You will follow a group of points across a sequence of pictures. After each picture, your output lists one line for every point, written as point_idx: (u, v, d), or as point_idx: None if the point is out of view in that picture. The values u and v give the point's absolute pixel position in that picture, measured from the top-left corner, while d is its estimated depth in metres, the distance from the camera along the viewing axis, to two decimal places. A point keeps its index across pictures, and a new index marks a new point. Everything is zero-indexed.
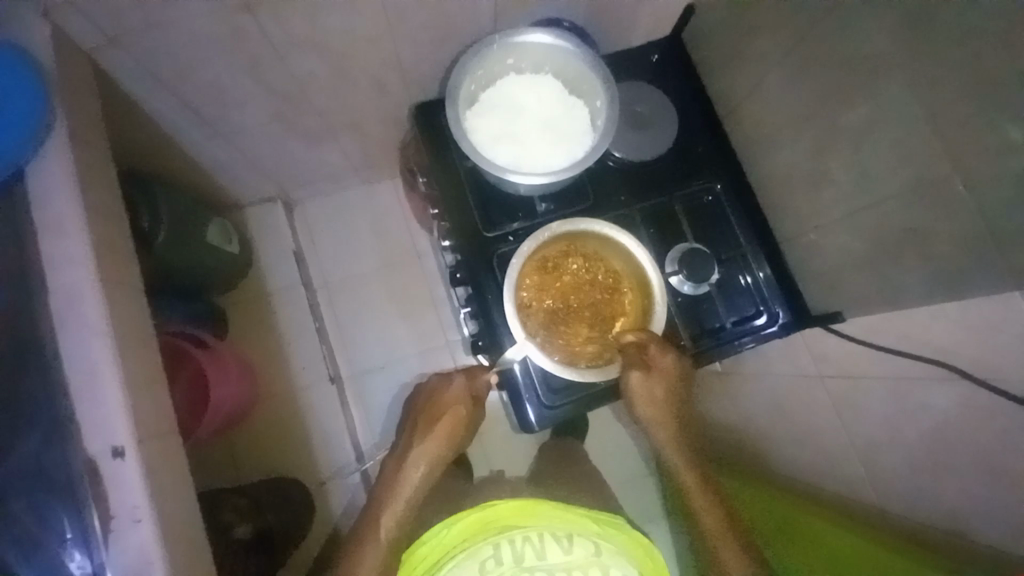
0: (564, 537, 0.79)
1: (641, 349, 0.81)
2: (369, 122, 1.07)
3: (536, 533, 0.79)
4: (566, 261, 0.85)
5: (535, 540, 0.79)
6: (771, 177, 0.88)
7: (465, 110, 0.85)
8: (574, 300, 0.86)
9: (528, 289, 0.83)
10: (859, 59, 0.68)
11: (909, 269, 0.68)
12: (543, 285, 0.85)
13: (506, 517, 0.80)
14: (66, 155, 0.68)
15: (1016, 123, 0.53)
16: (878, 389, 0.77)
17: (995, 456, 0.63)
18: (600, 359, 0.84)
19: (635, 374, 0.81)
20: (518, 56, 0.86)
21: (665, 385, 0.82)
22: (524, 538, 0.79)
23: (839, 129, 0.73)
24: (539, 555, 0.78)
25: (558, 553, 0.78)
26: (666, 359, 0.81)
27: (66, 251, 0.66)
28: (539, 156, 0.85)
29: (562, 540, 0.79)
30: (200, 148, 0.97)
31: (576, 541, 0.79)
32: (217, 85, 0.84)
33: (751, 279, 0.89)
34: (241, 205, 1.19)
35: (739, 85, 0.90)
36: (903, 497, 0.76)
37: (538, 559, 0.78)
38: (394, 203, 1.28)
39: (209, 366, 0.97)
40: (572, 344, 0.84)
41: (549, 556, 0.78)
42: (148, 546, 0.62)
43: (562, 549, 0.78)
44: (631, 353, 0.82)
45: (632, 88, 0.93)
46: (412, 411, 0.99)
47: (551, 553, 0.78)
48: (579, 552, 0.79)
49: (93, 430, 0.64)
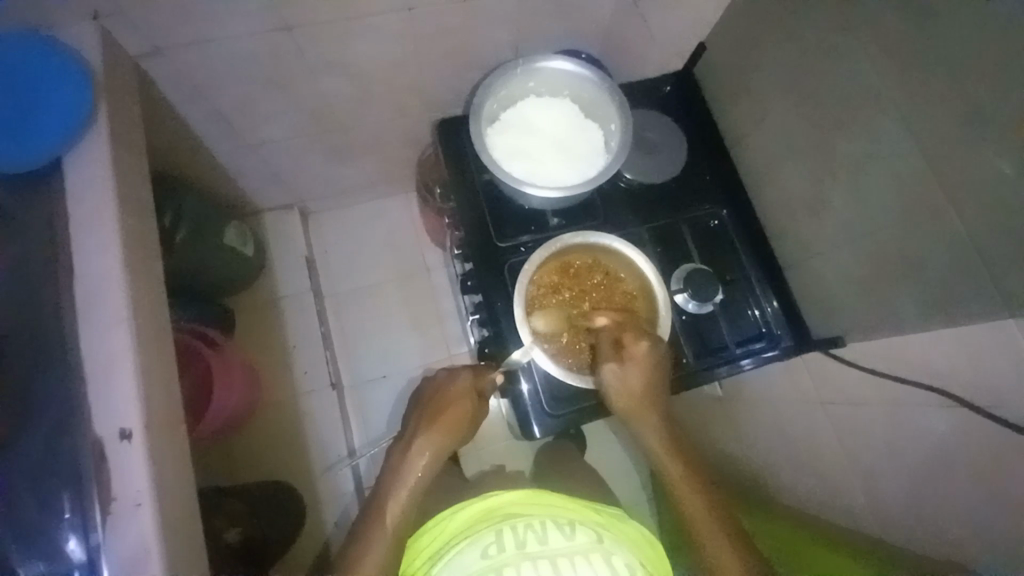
0: (568, 524, 0.64)
1: (614, 338, 0.79)
2: (388, 142, 1.11)
3: (540, 520, 0.64)
4: (589, 274, 0.83)
5: (537, 526, 0.63)
6: (775, 208, 0.86)
7: (485, 127, 0.85)
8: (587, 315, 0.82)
9: (543, 284, 0.82)
10: (860, 98, 0.67)
11: (908, 300, 0.65)
12: (560, 286, 0.83)
13: (510, 502, 0.66)
14: (105, 148, 0.69)
15: (1007, 157, 0.52)
16: (875, 425, 0.71)
17: (994, 486, 0.57)
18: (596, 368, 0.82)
19: (610, 366, 0.77)
20: (538, 80, 0.87)
21: (642, 374, 0.77)
22: (526, 524, 0.63)
23: (841, 163, 0.72)
24: (541, 541, 0.62)
25: (561, 539, 0.62)
26: (640, 347, 0.78)
27: (94, 237, 0.66)
28: (553, 174, 0.84)
29: (566, 526, 0.64)
30: (228, 153, 1.01)
31: (581, 528, 0.64)
32: (246, 99, 0.89)
33: (759, 312, 0.86)
34: (260, 211, 1.23)
35: (743, 117, 0.89)
36: (902, 527, 0.69)
37: (540, 545, 0.62)
38: (408, 215, 1.31)
39: (217, 368, 1.01)
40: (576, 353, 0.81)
41: (551, 542, 0.62)
42: (146, 532, 0.58)
43: (564, 536, 0.63)
44: (606, 345, 0.79)
45: (644, 115, 0.93)
46: (417, 400, 0.87)
47: (554, 539, 0.62)
48: (583, 539, 0.63)
49: (104, 411, 0.61)
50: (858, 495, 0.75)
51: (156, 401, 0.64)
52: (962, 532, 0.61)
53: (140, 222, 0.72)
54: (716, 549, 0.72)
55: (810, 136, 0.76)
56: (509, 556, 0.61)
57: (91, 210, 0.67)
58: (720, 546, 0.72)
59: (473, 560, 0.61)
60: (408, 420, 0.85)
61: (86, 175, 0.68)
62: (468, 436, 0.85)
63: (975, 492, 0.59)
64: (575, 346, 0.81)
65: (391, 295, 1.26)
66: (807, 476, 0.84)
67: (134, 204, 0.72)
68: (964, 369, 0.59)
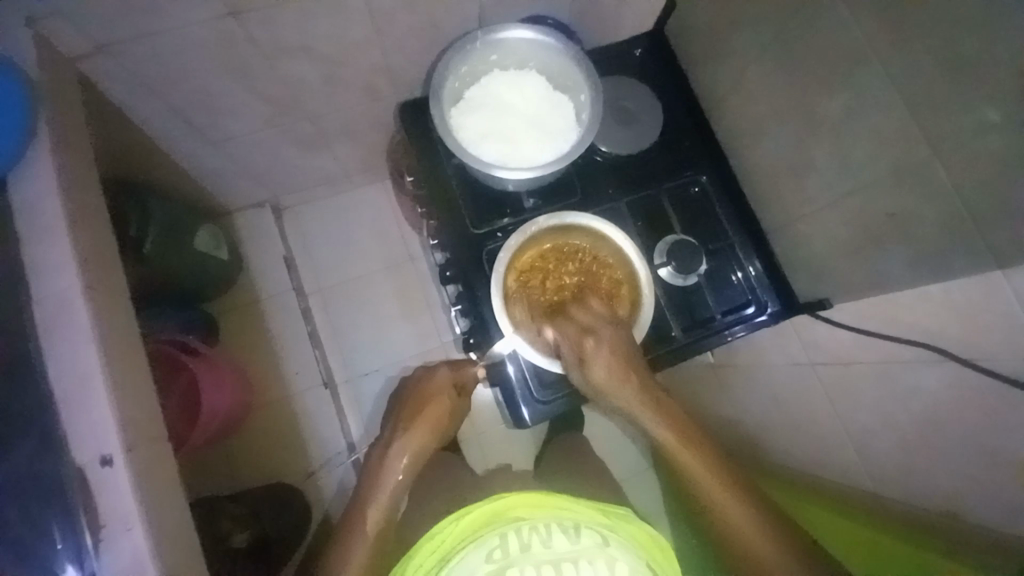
0: (573, 526, 0.64)
1: (576, 342, 0.75)
2: (358, 130, 1.06)
3: (544, 523, 0.64)
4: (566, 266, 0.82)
5: (542, 529, 0.64)
6: (757, 170, 0.84)
7: (449, 108, 0.81)
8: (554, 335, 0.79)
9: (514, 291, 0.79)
10: (841, 49, 0.64)
11: (894, 256, 0.64)
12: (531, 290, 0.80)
13: (518, 504, 0.66)
14: (52, 162, 0.65)
15: (993, 104, 0.50)
16: (867, 385, 0.71)
17: (986, 437, 0.57)
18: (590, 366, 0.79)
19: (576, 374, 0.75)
20: (502, 54, 0.82)
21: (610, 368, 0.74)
22: (531, 526, 0.64)
23: (822, 120, 0.70)
24: (546, 544, 0.62)
25: (565, 542, 0.62)
26: (593, 348, 0.74)
27: (52, 258, 0.63)
28: (525, 152, 0.81)
29: (571, 529, 0.64)
30: (190, 155, 0.97)
31: (586, 531, 0.64)
32: (201, 95, 0.83)
33: (741, 275, 0.85)
34: (230, 211, 1.19)
35: (722, 80, 0.86)
36: (902, 486, 0.68)
37: (544, 548, 0.62)
38: (385, 205, 1.27)
39: (203, 375, 0.98)
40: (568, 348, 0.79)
41: (556, 544, 0.62)
42: (141, 553, 0.57)
43: (569, 540, 0.63)
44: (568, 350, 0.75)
45: (617, 82, 0.89)
46: (398, 401, 0.89)
47: (558, 542, 0.63)
48: (589, 543, 0.63)
49: (82, 437, 0.59)
50: (851, 454, 0.76)
51: (135, 421, 0.62)
52: (956, 483, 0.62)
53: (100, 238, 0.68)
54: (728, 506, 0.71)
55: (791, 94, 0.74)
56: (513, 559, 0.62)
57: (48, 229, 0.63)
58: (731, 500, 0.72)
59: (476, 563, 0.62)
60: (386, 426, 0.86)
61: (37, 192, 0.64)
62: (449, 435, 0.87)
63: (967, 444, 0.59)
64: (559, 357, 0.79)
65: (375, 289, 1.23)
66: (800, 435, 0.85)
67: (93, 219, 0.68)
68: (953, 327, 0.58)
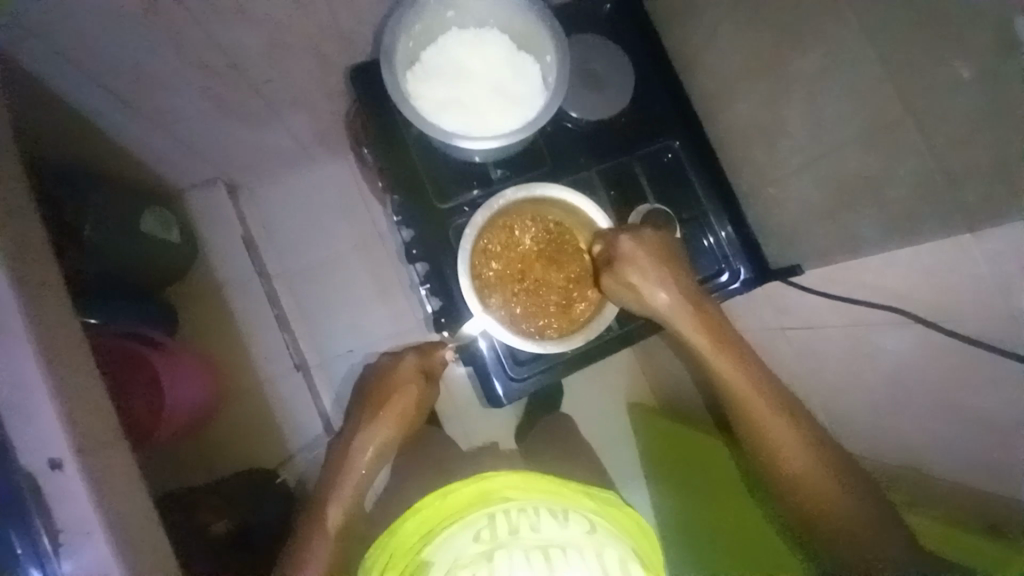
0: (562, 511, 0.64)
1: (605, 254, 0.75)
2: (312, 98, 0.98)
3: (533, 506, 0.64)
4: (527, 234, 0.79)
5: (531, 513, 0.63)
6: (729, 134, 0.82)
7: (404, 72, 0.76)
8: (541, 291, 0.80)
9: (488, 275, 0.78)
10: (815, 3, 0.62)
11: (865, 219, 0.64)
12: (503, 271, 0.79)
13: (509, 484, 0.66)
14: None
15: (966, 60, 0.49)
16: (836, 346, 0.73)
17: (948, 393, 0.59)
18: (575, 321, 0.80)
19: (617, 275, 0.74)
20: (458, 10, 0.76)
21: (654, 258, 0.73)
22: (519, 508, 0.64)
23: (794, 81, 0.68)
24: (535, 528, 0.62)
25: (554, 527, 0.62)
26: (628, 243, 0.74)
27: None
28: (489, 118, 0.76)
29: (560, 514, 0.64)
30: (125, 131, 0.88)
31: (575, 516, 0.64)
32: (131, 64, 0.74)
33: (713, 240, 0.85)
34: (180, 191, 1.10)
35: (694, 38, 0.82)
36: (866, 440, 0.73)
37: (533, 531, 0.62)
38: (348, 180, 1.20)
39: (163, 369, 0.93)
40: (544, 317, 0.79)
41: (545, 529, 0.62)
42: (104, 559, 0.54)
43: (559, 524, 0.62)
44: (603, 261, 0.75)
45: (585, 42, 0.85)
46: (363, 393, 0.86)
47: (547, 526, 0.62)
48: (577, 530, 0.62)
49: (25, 444, 0.55)
50: (821, 412, 0.79)
51: (87, 421, 0.58)
52: (920, 438, 0.65)
53: (26, 226, 0.62)
54: (790, 450, 0.69)
55: (762, 52, 0.71)
56: (501, 542, 0.61)
57: None
58: (795, 442, 0.69)
59: (465, 541, 0.62)
60: (351, 415, 0.85)
61: None
62: (418, 422, 0.86)
63: (926, 398, 0.62)
64: (548, 318, 0.79)
65: (344, 268, 1.19)
66: None
67: (15, 207, 0.61)
68: (922, 287, 0.59)
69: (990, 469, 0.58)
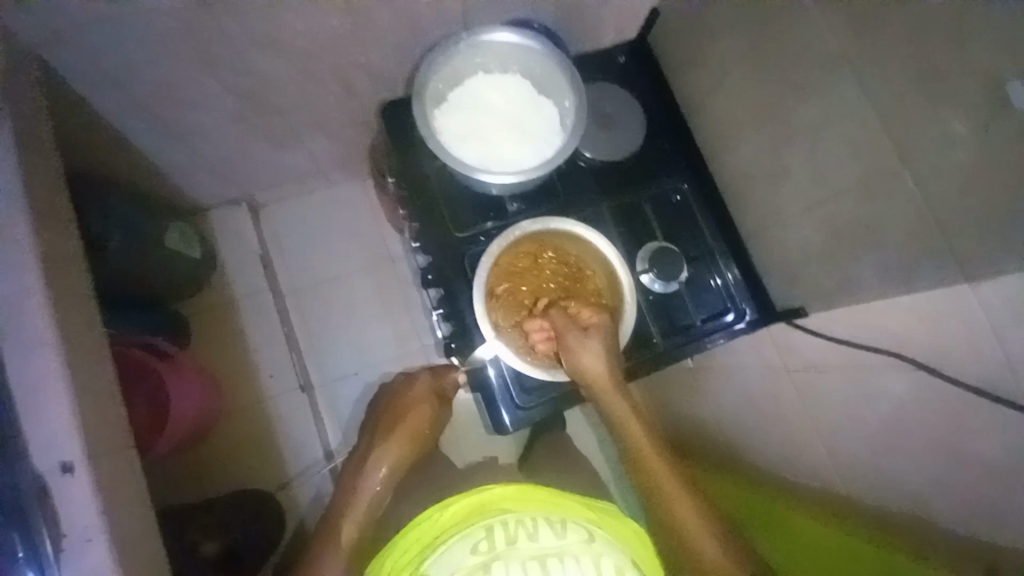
0: (560, 521, 0.65)
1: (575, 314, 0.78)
2: (337, 126, 1.03)
3: (531, 517, 0.65)
4: (543, 261, 0.82)
5: (528, 523, 0.65)
6: (734, 178, 0.86)
7: (432, 110, 0.80)
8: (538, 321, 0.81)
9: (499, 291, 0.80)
10: (817, 62, 0.66)
11: (864, 264, 0.67)
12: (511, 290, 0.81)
13: (506, 496, 0.66)
14: (15, 158, 0.61)
15: (961, 118, 0.52)
16: (840, 387, 0.73)
17: (952, 438, 0.60)
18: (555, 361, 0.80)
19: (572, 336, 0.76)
20: (486, 56, 0.81)
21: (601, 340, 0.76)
22: (517, 520, 0.65)
23: (796, 131, 0.72)
24: (532, 538, 0.64)
25: (550, 537, 0.64)
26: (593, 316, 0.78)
27: (8, 258, 0.59)
28: (508, 156, 0.81)
29: (557, 524, 0.65)
30: (159, 149, 0.92)
31: (573, 526, 0.65)
32: (173, 88, 0.80)
33: (720, 281, 0.86)
34: (204, 208, 1.15)
35: (701, 86, 0.87)
36: (865, 484, 0.72)
37: (530, 542, 0.64)
38: (364, 204, 1.24)
39: (170, 379, 0.94)
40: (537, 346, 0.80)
41: (542, 539, 0.64)
42: (102, 567, 0.54)
43: (555, 535, 0.64)
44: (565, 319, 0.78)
45: (599, 88, 0.90)
46: (376, 411, 0.89)
47: (544, 537, 0.64)
48: (575, 538, 0.64)
49: (39, 445, 0.55)
50: (822, 455, 0.78)
51: (98, 426, 0.59)
52: (922, 483, 0.65)
53: (62, 234, 0.64)
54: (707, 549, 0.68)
55: (766, 103, 0.75)
56: (499, 552, 0.63)
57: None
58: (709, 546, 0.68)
59: (462, 554, 0.63)
60: (364, 435, 0.87)
61: None
62: (429, 444, 0.87)
63: (927, 443, 0.63)
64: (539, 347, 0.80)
65: (354, 289, 1.21)
66: (772, 434, 0.87)
67: (54, 217, 0.64)
68: (920, 332, 0.61)
69: (993, 514, 0.58)
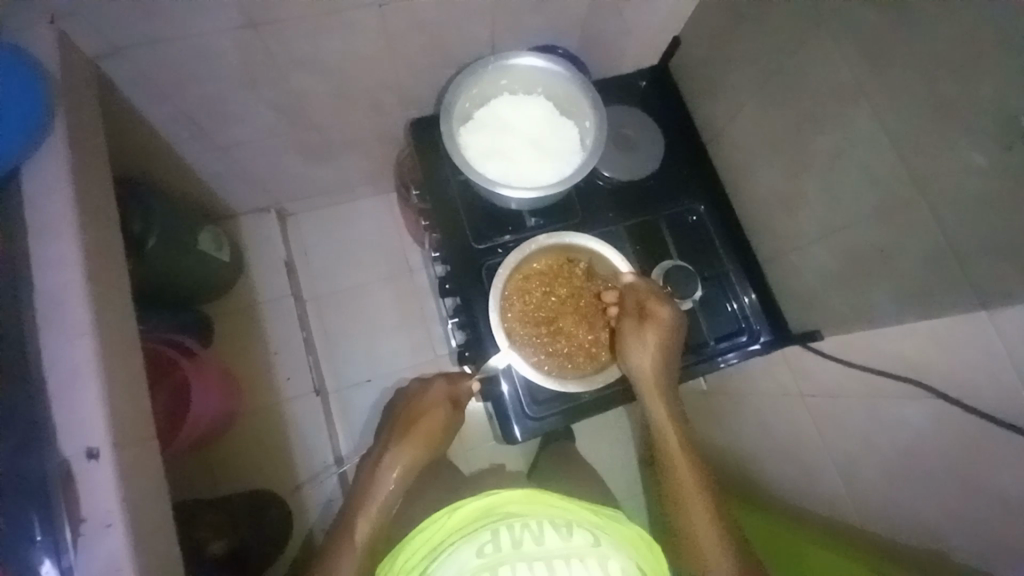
0: (566, 525, 0.66)
1: None
2: (366, 141, 1.08)
3: (537, 520, 0.66)
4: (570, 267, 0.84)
5: (534, 526, 0.65)
6: (752, 203, 0.86)
7: (458, 127, 0.84)
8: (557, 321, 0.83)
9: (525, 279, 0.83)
10: (833, 91, 0.67)
11: (879, 291, 0.66)
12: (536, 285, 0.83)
13: (512, 500, 0.68)
14: (66, 158, 0.65)
15: (977, 150, 0.53)
16: (857, 415, 0.71)
17: (970, 474, 0.58)
18: (568, 361, 0.82)
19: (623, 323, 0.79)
20: (510, 78, 0.85)
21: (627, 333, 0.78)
22: (523, 523, 0.65)
23: (813, 158, 0.73)
24: (538, 541, 0.64)
25: (557, 540, 0.64)
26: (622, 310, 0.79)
27: (55, 250, 0.63)
28: (529, 173, 0.83)
29: (562, 527, 0.66)
30: (199, 156, 0.98)
31: (579, 530, 0.66)
32: (216, 100, 0.85)
33: (737, 305, 0.86)
34: (235, 215, 1.20)
35: (718, 112, 0.89)
36: (885, 518, 0.69)
37: (536, 544, 0.64)
38: (387, 216, 1.28)
39: (194, 378, 0.97)
40: (550, 346, 0.82)
41: (547, 542, 0.64)
42: (118, 552, 0.56)
43: (561, 537, 0.65)
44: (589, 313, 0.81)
45: (620, 111, 0.92)
46: (392, 415, 0.90)
47: (550, 540, 0.64)
48: (581, 541, 0.65)
49: (69, 429, 0.58)
50: (838, 486, 0.76)
51: (124, 415, 0.61)
52: (942, 521, 0.62)
53: (106, 232, 0.68)
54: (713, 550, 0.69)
55: (784, 130, 0.76)
56: (505, 555, 0.63)
57: (50, 220, 0.63)
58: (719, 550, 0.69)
59: (469, 557, 0.63)
60: (380, 436, 0.88)
61: (47, 184, 0.64)
62: (441, 450, 0.88)
63: (948, 479, 0.60)
64: (550, 346, 0.82)
65: (373, 297, 1.24)
66: (788, 463, 0.85)
67: (100, 216, 0.68)
68: (938, 364, 0.60)
69: (1012, 557, 0.55)
